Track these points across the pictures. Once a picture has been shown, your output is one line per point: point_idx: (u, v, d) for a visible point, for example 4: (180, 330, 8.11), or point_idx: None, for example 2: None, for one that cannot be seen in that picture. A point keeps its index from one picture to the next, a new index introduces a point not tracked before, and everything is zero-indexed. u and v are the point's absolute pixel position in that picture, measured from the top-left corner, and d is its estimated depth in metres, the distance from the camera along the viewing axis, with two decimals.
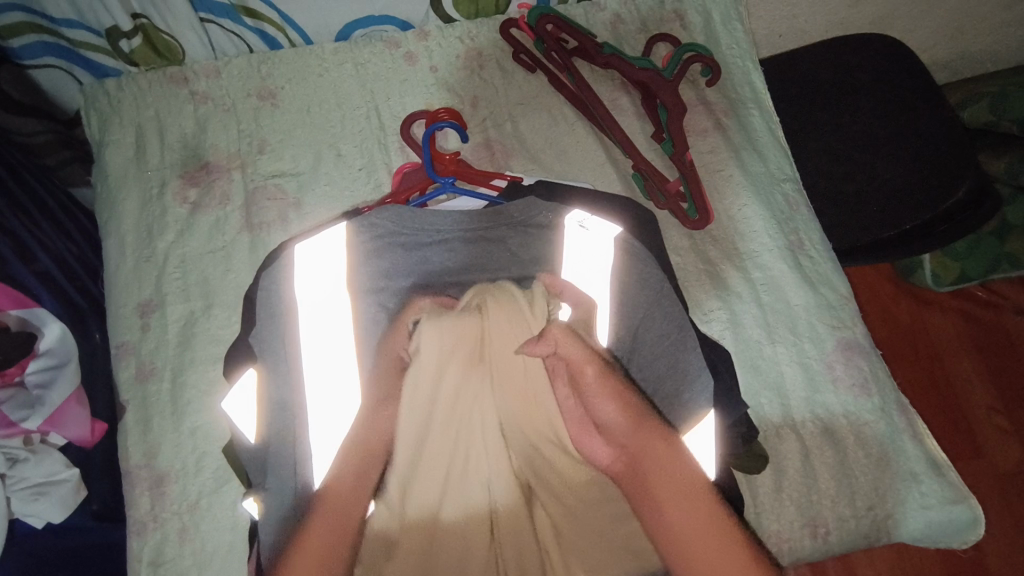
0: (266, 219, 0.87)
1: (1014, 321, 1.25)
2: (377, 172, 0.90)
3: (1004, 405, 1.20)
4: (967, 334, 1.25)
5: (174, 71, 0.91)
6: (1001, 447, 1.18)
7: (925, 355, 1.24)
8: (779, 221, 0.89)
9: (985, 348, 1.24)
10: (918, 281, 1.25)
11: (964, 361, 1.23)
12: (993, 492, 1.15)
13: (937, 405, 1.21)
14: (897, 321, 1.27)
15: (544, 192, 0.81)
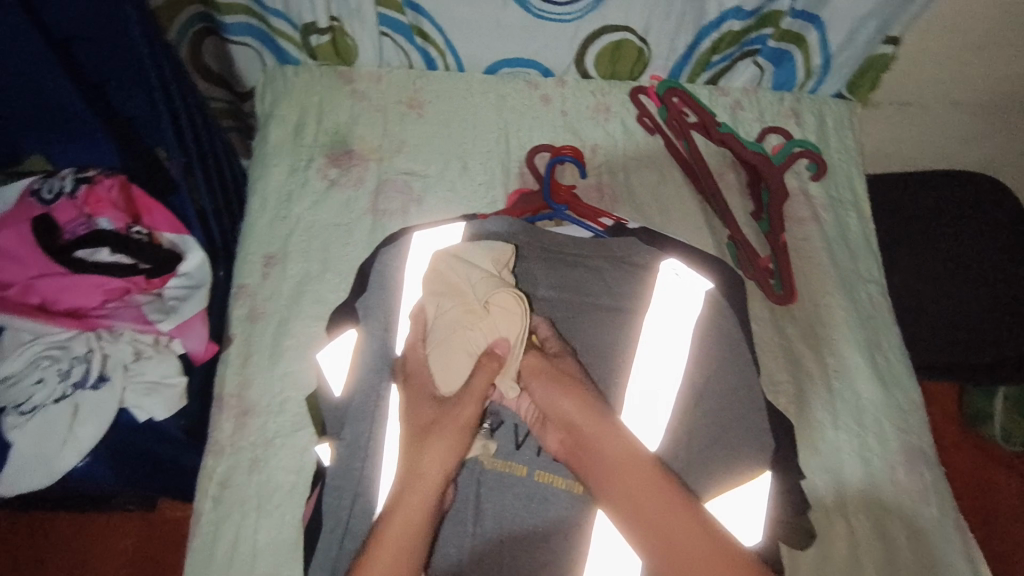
0: (390, 208, 0.97)
1: None
2: (495, 190, 0.99)
3: None
4: None
5: (344, 69, 1.05)
6: None
7: (982, 510, 1.20)
8: (860, 316, 0.92)
9: None
10: (986, 433, 1.21)
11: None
12: None
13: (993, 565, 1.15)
14: (958, 468, 1.23)
15: (646, 237, 0.87)
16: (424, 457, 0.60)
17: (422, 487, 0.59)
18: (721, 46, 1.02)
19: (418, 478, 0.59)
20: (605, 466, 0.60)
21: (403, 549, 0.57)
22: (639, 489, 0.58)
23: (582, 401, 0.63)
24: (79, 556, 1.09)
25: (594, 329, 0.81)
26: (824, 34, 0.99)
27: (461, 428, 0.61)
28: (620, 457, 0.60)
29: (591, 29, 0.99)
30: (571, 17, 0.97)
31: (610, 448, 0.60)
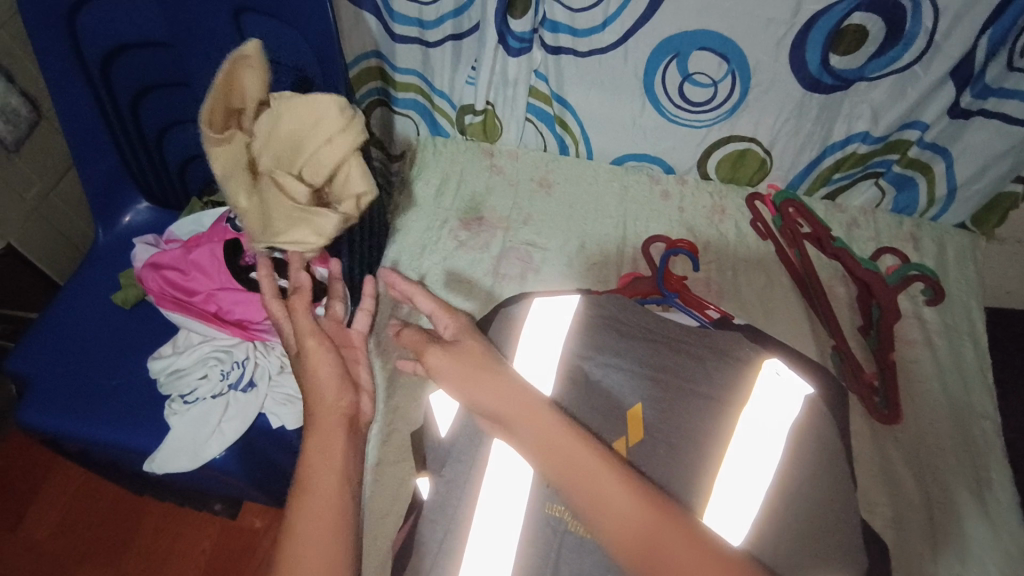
0: (509, 273, 1.06)
1: None
2: (608, 270, 1.06)
3: None
4: None
5: (487, 146, 1.18)
6: None
7: None
8: (970, 451, 0.89)
9: None
10: None
11: None
12: None
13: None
14: None
15: (750, 335, 0.91)
16: (335, 414, 0.65)
17: (337, 425, 0.65)
18: (844, 165, 1.06)
19: (334, 420, 0.65)
20: (598, 502, 0.56)
21: (330, 496, 0.59)
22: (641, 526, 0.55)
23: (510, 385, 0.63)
24: (158, 552, 1.10)
25: (694, 414, 0.83)
26: (952, 167, 1.02)
27: (328, 358, 0.69)
28: (613, 492, 0.57)
29: (718, 137, 1.07)
30: (702, 124, 1.05)
31: (602, 481, 0.57)
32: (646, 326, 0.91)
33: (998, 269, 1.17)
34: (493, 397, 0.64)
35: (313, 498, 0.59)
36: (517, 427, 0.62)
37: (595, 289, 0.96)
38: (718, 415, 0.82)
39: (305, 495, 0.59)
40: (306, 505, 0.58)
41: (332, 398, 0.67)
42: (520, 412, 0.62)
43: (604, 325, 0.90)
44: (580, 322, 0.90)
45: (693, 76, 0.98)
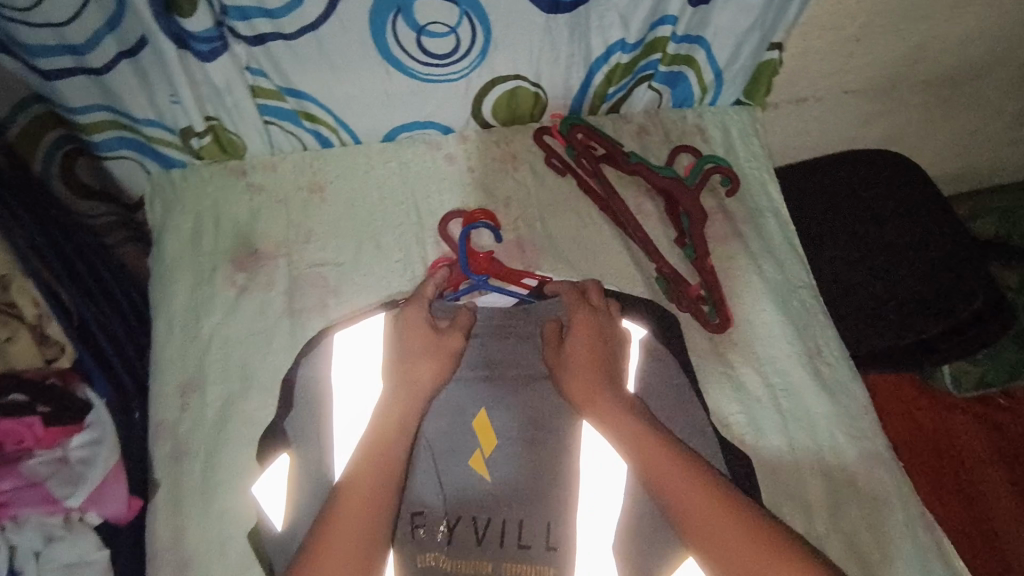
0: (306, 305, 0.92)
1: None
2: (414, 265, 0.95)
3: None
4: (990, 436, 1.31)
5: (234, 165, 0.99)
6: None
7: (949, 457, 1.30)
8: (797, 328, 0.92)
9: (1007, 452, 1.30)
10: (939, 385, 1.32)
11: (989, 467, 1.29)
12: None
13: (969, 519, 1.25)
14: (921, 425, 1.33)
15: (573, 295, 0.84)
16: (416, 380, 0.73)
17: (406, 403, 0.71)
18: (615, 77, 1.00)
19: (411, 385, 0.73)
20: (622, 440, 0.69)
21: (373, 477, 0.65)
22: (648, 453, 0.67)
23: (585, 359, 0.75)
24: None
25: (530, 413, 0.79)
26: (711, 51, 0.99)
27: (451, 355, 0.76)
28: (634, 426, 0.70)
29: (482, 83, 0.96)
30: (458, 75, 0.94)
31: (624, 425, 0.70)
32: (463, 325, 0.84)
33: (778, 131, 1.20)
34: (585, 374, 0.74)
35: (362, 475, 0.65)
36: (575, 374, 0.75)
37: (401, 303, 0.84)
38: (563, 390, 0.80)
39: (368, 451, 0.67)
40: (353, 488, 0.64)
41: (427, 372, 0.74)
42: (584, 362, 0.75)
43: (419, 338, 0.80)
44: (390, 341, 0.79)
45: (428, 27, 0.85)
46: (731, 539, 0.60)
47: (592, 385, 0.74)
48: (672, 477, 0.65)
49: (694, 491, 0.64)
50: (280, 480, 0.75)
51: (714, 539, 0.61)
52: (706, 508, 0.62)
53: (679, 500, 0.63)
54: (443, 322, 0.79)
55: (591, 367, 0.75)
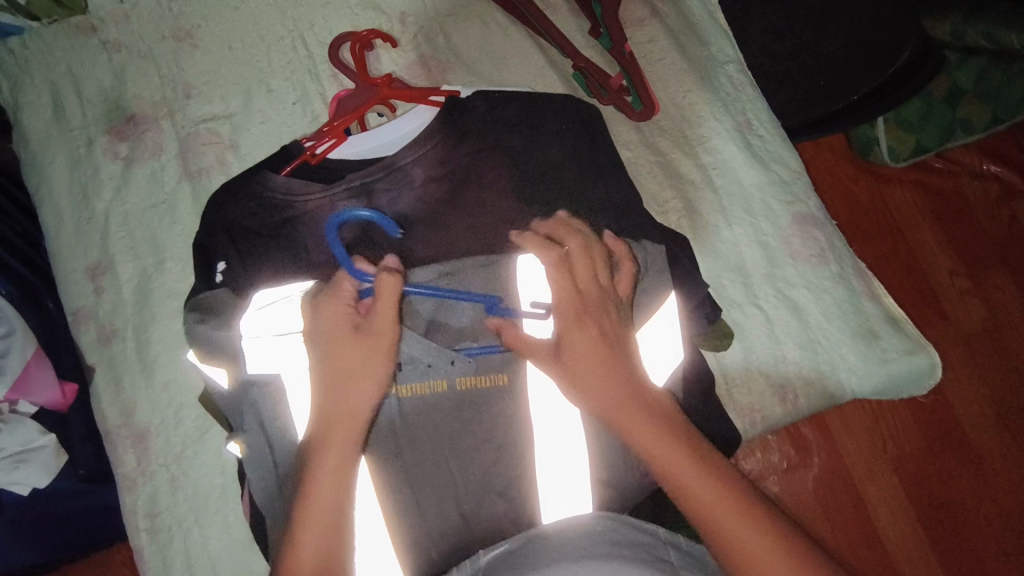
0: (204, 165, 0.85)
1: (969, 185, 1.40)
2: (313, 104, 0.87)
3: (965, 268, 1.37)
4: (923, 200, 1.40)
5: (80, 21, 0.86)
6: (963, 303, 1.35)
7: (887, 227, 1.40)
8: (725, 104, 0.89)
9: (939, 210, 1.40)
10: (876, 158, 1.39)
11: (924, 228, 1.39)
12: (959, 343, 1.33)
13: (902, 271, 1.37)
14: (859, 198, 1.41)
15: (484, 105, 0.80)
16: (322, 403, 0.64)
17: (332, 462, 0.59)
18: None
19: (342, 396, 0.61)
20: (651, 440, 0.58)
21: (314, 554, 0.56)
22: (669, 457, 0.57)
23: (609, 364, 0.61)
24: None
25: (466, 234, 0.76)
26: None
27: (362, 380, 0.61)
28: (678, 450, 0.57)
29: None
30: None
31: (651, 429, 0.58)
32: (360, 184, 0.76)
33: None
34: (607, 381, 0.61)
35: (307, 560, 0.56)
36: (586, 355, 0.61)
37: (309, 150, 0.78)
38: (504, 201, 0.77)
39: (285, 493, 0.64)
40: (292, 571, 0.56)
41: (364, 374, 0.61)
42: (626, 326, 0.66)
43: (338, 178, 0.77)
44: (307, 193, 0.75)
45: None
46: (757, 549, 0.52)
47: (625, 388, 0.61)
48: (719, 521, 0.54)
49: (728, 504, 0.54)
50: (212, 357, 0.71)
51: (735, 548, 0.53)
52: (723, 521, 0.54)
53: (703, 507, 0.55)
54: (334, 331, 0.63)
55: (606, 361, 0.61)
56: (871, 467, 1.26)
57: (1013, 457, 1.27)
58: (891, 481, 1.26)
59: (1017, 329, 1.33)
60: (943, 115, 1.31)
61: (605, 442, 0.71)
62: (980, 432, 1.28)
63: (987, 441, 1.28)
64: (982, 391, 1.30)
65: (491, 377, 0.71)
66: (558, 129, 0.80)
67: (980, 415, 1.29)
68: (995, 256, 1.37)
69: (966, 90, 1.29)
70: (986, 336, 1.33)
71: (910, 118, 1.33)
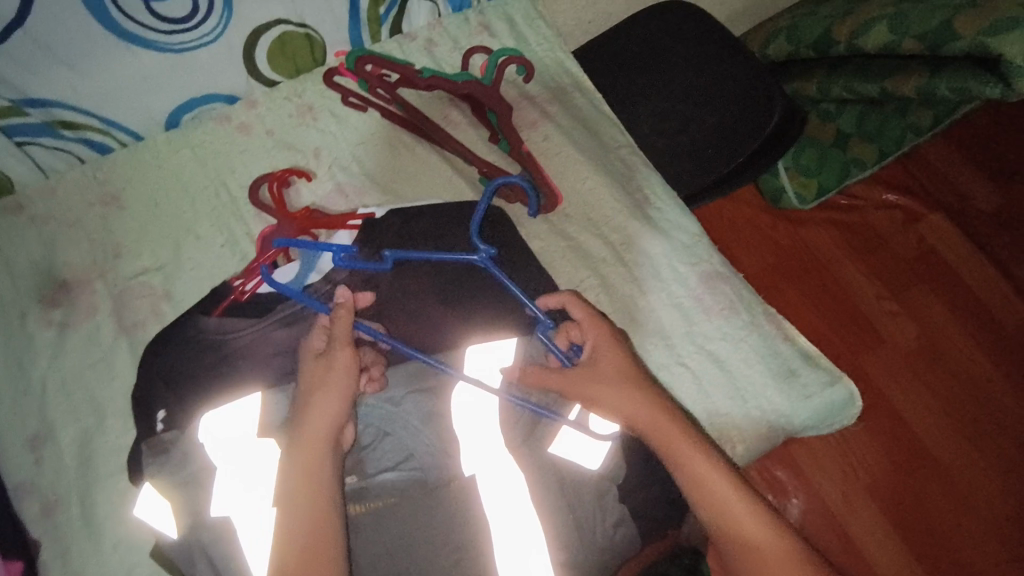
0: (140, 318, 0.87)
1: (874, 216, 1.70)
2: (241, 243, 0.92)
3: (888, 291, 1.65)
4: (840, 237, 1.67)
5: (8, 201, 0.91)
6: (893, 321, 1.61)
7: (813, 267, 1.64)
8: (621, 185, 0.97)
9: (858, 244, 1.66)
10: (793, 204, 1.61)
11: (846, 265, 1.65)
12: (903, 357, 1.57)
13: (832, 302, 1.64)
14: (780, 245, 1.68)
15: (398, 221, 0.86)
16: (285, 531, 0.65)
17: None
18: None
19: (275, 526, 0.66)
20: (709, 495, 0.68)
21: None
22: (686, 462, 0.69)
23: (624, 392, 0.72)
24: None
25: (393, 343, 0.81)
26: None
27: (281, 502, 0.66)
28: (699, 466, 0.69)
29: (242, 38, 0.91)
30: (212, 38, 0.88)
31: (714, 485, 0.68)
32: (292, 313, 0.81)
33: (564, 11, 1.25)
34: (636, 405, 0.72)
35: None
36: (596, 397, 0.73)
37: (238, 287, 0.81)
38: (431, 308, 0.82)
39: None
40: None
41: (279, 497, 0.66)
42: (610, 382, 0.73)
43: (267, 313, 0.81)
44: (238, 329, 0.80)
45: None
46: (756, 538, 0.67)
47: (638, 411, 0.72)
48: (726, 522, 0.67)
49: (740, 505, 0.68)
50: (155, 508, 0.72)
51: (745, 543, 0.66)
52: (733, 514, 0.67)
53: (719, 509, 0.68)
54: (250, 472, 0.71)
55: (629, 394, 0.73)
56: (849, 501, 1.43)
57: (958, 460, 1.47)
58: (868, 511, 1.42)
59: (944, 334, 1.60)
60: (837, 158, 1.53)
61: (557, 520, 0.73)
62: (918, 441, 1.49)
63: (950, 453, 1.48)
64: (923, 393, 1.54)
65: (438, 474, 0.73)
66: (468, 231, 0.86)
67: (930, 417, 1.51)
68: (910, 275, 1.66)
69: (851, 134, 1.50)
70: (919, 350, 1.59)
71: (808, 168, 1.55)
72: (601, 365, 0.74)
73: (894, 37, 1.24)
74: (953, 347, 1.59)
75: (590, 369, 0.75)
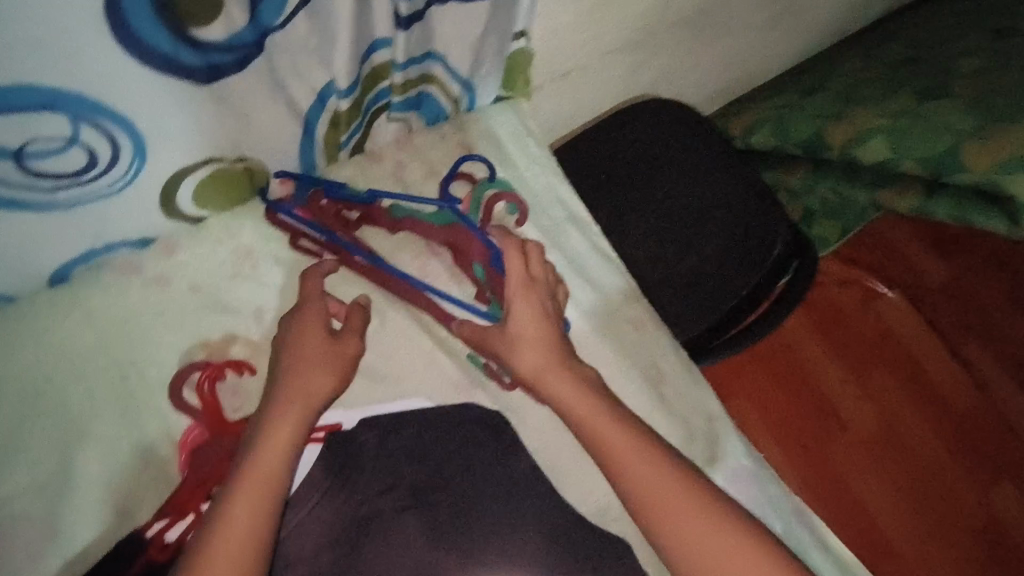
0: (10, 565, 0.66)
1: (840, 295, 1.76)
2: (157, 449, 0.71)
3: (852, 374, 1.69)
4: (807, 317, 1.74)
5: None
6: (852, 404, 1.66)
7: (778, 347, 1.71)
8: (631, 355, 0.83)
9: (820, 325, 1.74)
10: None
11: (809, 346, 1.71)
12: (863, 440, 1.63)
13: (797, 383, 1.68)
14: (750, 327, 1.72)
15: (375, 436, 0.71)
16: None
17: None
18: (343, 122, 0.77)
19: None
20: (645, 492, 0.64)
21: None
22: (622, 457, 0.66)
23: (556, 373, 0.70)
24: None
25: None
26: (448, 63, 0.81)
27: None
28: (637, 467, 0.65)
29: (159, 182, 0.69)
30: (119, 188, 0.66)
31: (648, 482, 0.65)
32: None
33: (550, 108, 1.10)
34: (566, 391, 0.69)
35: None
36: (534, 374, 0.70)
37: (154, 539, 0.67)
38: (428, 551, 0.67)
39: (224, 528, 0.58)
40: None
41: None
42: (540, 351, 0.70)
43: None
44: None
45: (27, 147, 0.56)
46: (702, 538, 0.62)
47: (577, 401, 0.69)
48: (668, 518, 0.63)
49: (692, 515, 0.63)
50: None
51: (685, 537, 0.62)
52: (677, 512, 0.63)
53: (664, 515, 0.63)
54: None
55: (558, 381, 0.70)
56: None
57: (910, 542, 1.54)
58: None
59: (902, 415, 1.66)
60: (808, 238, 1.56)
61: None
62: (887, 527, 1.55)
63: (907, 542, 1.54)
64: (877, 475, 1.60)
65: None
66: (470, 435, 0.72)
67: (882, 501, 1.57)
68: (872, 354, 1.72)
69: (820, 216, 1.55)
70: (881, 431, 1.64)
71: None
72: (520, 352, 0.71)
73: (893, 156, 1.16)
74: (916, 429, 1.65)
75: (516, 348, 0.71)
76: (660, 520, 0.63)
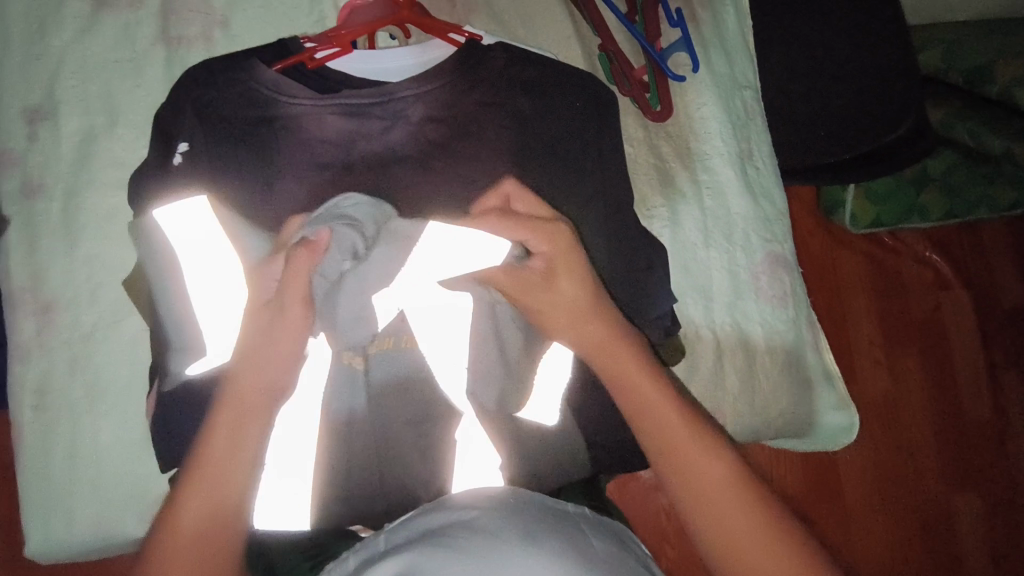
0: (186, 35, 0.81)
1: (908, 267, 1.48)
2: (322, 4, 0.83)
3: (883, 341, 1.45)
4: (869, 271, 1.46)
5: None
6: (875, 373, 1.44)
7: (832, 285, 1.45)
8: (735, 126, 0.89)
9: (880, 286, 1.47)
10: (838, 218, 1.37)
11: (862, 297, 1.46)
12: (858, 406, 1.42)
13: (832, 325, 1.44)
14: (811, 251, 1.45)
15: (505, 58, 0.75)
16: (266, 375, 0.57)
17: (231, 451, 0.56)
18: None
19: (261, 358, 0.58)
20: (686, 464, 0.56)
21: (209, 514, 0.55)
22: (630, 379, 0.59)
23: (567, 277, 0.60)
24: None
25: (452, 182, 0.72)
26: None
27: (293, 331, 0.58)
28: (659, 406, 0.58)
29: None
30: None
31: (695, 457, 0.56)
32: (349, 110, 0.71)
33: None
34: (571, 306, 0.60)
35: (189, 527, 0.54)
36: (543, 303, 0.60)
37: (308, 51, 0.72)
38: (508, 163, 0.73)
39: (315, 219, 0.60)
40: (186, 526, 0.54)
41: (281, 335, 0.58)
42: (559, 288, 0.60)
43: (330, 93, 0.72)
44: (295, 96, 0.70)
45: None
46: (734, 522, 0.53)
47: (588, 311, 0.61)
48: (710, 508, 0.54)
49: (732, 501, 0.54)
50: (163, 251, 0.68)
51: (719, 526, 0.53)
52: (714, 484, 0.55)
53: (702, 494, 0.54)
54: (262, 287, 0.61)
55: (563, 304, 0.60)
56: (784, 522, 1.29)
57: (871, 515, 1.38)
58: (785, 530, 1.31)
59: (909, 404, 1.44)
60: (906, 195, 1.30)
61: (535, 425, 0.67)
62: (848, 479, 1.39)
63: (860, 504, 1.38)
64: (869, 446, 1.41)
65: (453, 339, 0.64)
66: (582, 91, 0.76)
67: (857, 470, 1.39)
68: (913, 335, 1.47)
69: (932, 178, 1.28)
70: (885, 405, 1.43)
71: (877, 190, 1.30)
72: (555, 282, 0.60)
73: None
74: (916, 419, 1.44)
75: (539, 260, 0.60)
76: (698, 502, 0.55)
